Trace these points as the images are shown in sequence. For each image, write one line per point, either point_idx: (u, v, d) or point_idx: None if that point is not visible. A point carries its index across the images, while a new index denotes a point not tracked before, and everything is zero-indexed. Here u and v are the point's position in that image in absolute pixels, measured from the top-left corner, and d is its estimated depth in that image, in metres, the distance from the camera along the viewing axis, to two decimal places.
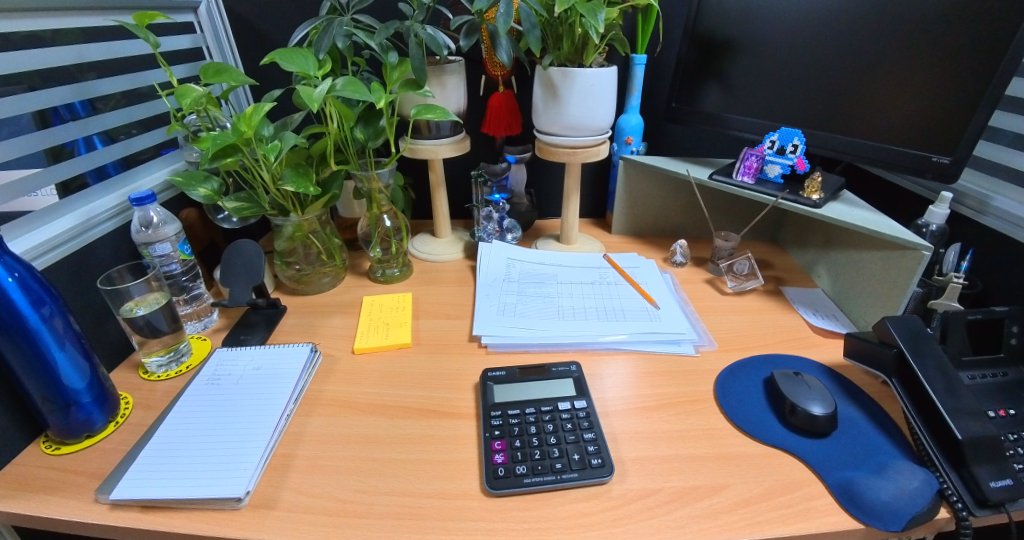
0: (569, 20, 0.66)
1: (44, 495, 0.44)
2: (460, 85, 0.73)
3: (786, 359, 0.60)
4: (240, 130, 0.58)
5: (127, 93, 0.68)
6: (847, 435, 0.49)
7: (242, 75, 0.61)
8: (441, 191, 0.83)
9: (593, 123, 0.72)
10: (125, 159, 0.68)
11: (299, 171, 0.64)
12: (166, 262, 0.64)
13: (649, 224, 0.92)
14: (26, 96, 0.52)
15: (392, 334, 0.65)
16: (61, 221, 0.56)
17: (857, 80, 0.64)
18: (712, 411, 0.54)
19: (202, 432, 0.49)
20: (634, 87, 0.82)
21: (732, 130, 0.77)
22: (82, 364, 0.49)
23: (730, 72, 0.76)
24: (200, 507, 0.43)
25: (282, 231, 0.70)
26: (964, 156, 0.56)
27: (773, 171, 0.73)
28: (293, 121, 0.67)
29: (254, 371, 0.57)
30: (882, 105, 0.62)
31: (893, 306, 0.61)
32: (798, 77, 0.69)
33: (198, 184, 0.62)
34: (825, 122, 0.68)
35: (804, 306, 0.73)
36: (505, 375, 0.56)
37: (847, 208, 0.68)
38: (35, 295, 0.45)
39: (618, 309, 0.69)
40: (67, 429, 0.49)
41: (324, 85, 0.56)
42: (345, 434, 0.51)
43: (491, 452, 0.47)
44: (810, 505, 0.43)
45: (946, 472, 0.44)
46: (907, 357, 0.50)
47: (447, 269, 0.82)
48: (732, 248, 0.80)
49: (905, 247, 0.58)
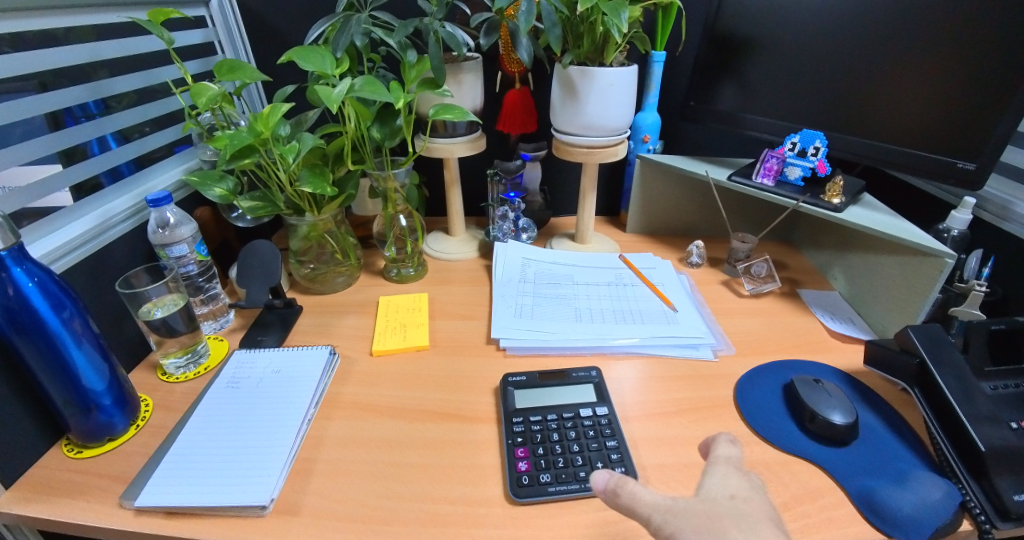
0: (590, 18, 0.64)
1: (69, 499, 0.45)
2: (476, 83, 0.72)
3: (805, 365, 0.60)
4: (257, 131, 0.57)
5: (140, 91, 0.67)
6: (867, 443, 0.50)
7: (257, 72, 0.61)
8: (456, 189, 0.83)
9: (611, 123, 0.71)
10: (140, 158, 0.67)
11: (316, 172, 0.63)
12: (182, 263, 0.63)
13: (664, 223, 0.91)
14: (39, 97, 0.51)
15: (410, 335, 0.65)
16: (78, 222, 0.56)
17: (879, 83, 0.62)
18: (732, 417, 0.54)
19: (225, 435, 0.49)
20: (651, 85, 0.81)
21: (749, 130, 0.77)
22: (101, 364, 0.49)
23: (750, 71, 0.75)
24: (225, 514, 0.43)
25: (297, 231, 0.70)
26: (990, 162, 0.55)
27: (793, 174, 0.72)
28: (307, 119, 0.66)
29: (273, 374, 0.57)
30: (904, 110, 0.61)
31: (913, 312, 0.61)
32: (819, 78, 0.68)
33: (213, 184, 0.61)
34: (847, 125, 0.67)
35: (821, 309, 0.72)
36: (525, 380, 0.56)
37: (868, 212, 0.67)
38: (55, 298, 0.45)
39: (635, 311, 0.69)
40: (89, 432, 0.49)
41: (343, 85, 0.55)
42: (366, 438, 0.51)
43: (514, 459, 0.47)
44: (831, 514, 0.43)
45: (967, 483, 0.44)
46: (929, 366, 0.50)
47: (462, 268, 0.82)
48: (748, 250, 0.80)
49: (925, 254, 0.58)
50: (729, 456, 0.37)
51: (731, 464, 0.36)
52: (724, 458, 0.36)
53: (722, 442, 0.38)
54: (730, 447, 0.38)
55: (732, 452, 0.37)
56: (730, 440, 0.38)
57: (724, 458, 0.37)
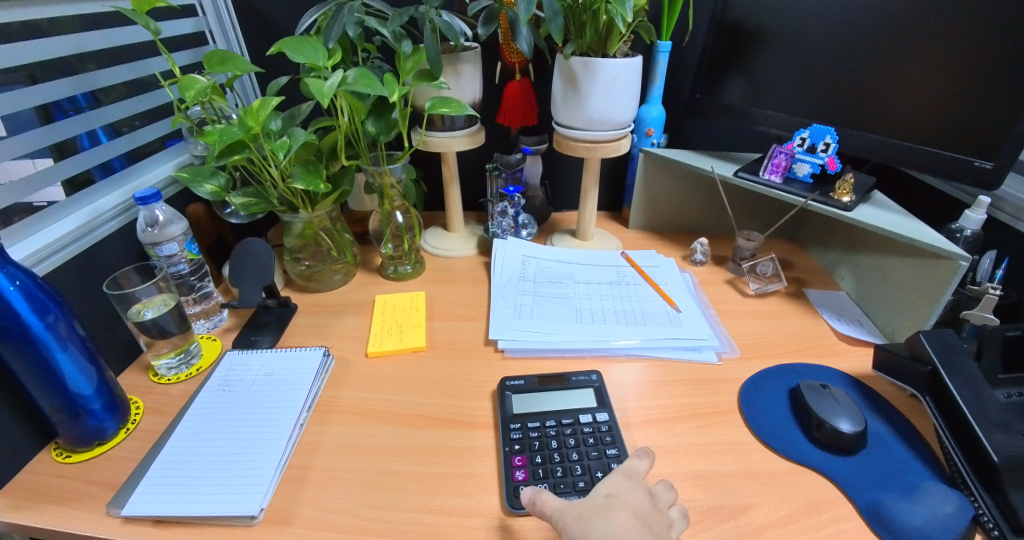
0: (593, 7, 0.62)
1: (56, 507, 0.44)
2: (475, 75, 0.69)
3: (812, 370, 0.59)
4: (247, 125, 0.55)
5: (129, 84, 0.65)
6: (876, 453, 0.48)
7: (248, 64, 0.59)
8: (453, 187, 0.81)
9: (615, 117, 0.69)
10: (130, 153, 0.65)
11: (309, 168, 0.61)
12: (172, 262, 0.62)
13: (668, 220, 0.88)
14: (27, 91, 0.50)
15: (407, 336, 0.64)
16: (66, 221, 0.54)
17: (894, 76, 0.60)
18: (736, 424, 0.52)
19: (216, 442, 0.48)
20: (656, 76, 0.78)
21: (758, 124, 0.74)
22: (89, 368, 0.47)
23: (760, 63, 0.72)
24: (214, 523, 0.42)
25: (291, 228, 0.68)
26: (1008, 162, 0.53)
27: (802, 170, 0.70)
28: (301, 112, 0.64)
29: (266, 377, 0.56)
30: (919, 104, 0.59)
31: (923, 316, 0.59)
32: (831, 70, 0.65)
33: (204, 180, 0.59)
34: (859, 120, 0.64)
35: (828, 311, 0.70)
36: (523, 385, 0.55)
37: (878, 211, 0.65)
38: (39, 302, 0.43)
39: (637, 312, 0.68)
40: (78, 437, 0.48)
41: (335, 78, 0.53)
42: (361, 445, 0.50)
43: (512, 468, 0.46)
44: (839, 529, 0.41)
45: (980, 497, 0.43)
46: (941, 374, 0.49)
47: (461, 266, 0.80)
48: (754, 248, 0.77)
49: (938, 256, 0.56)
50: (633, 468, 0.42)
51: (628, 475, 0.41)
52: (622, 469, 0.42)
53: (631, 457, 0.43)
54: (635, 460, 0.43)
55: (638, 466, 0.42)
56: (642, 455, 0.43)
57: (626, 470, 0.42)
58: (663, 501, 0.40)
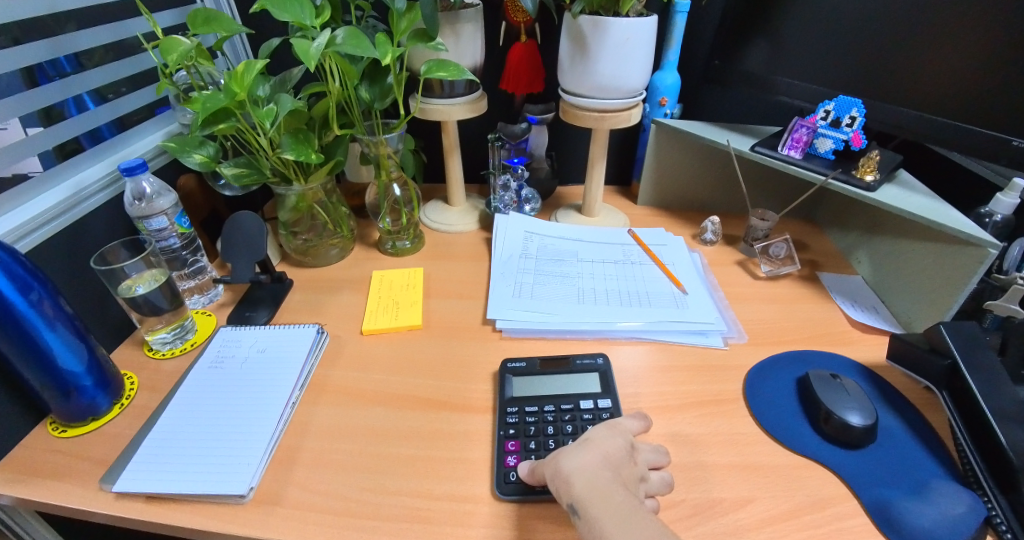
0: None
1: (50, 482, 0.44)
2: (476, 37, 0.65)
3: (822, 358, 0.56)
4: (233, 92, 0.52)
5: (111, 47, 0.61)
6: (886, 448, 0.46)
7: (235, 23, 0.55)
8: (455, 156, 0.78)
9: (626, 84, 0.64)
10: (117, 121, 0.63)
11: (299, 138, 0.58)
12: (163, 237, 0.60)
13: (678, 196, 0.84)
14: (6, 54, 0.47)
15: (402, 315, 0.62)
16: (49, 194, 0.53)
17: (934, 40, 0.54)
18: (739, 414, 0.50)
19: (207, 420, 0.48)
20: (673, 39, 0.73)
21: (780, 94, 0.69)
22: (78, 346, 0.47)
23: (788, 24, 0.66)
24: (203, 501, 0.42)
25: (285, 201, 0.65)
26: None
27: (823, 146, 0.66)
28: (292, 77, 0.61)
29: (258, 354, 0.55)
30: (958, 73, 0.53)
31: (943, 305, 0.55)
32: (865, 34, 0.59)
33: (192, 150, 0.57)
34: (891, 91, 0.59)
35: (842, 296, 0.67)
36: (525, 367, 0.53)
37: (904, 191, 0.60)
38: (21, 280, 0.42)
39: (642, 293, 0.65)
40: (71, 413, 0.48)
41: (322, 38, 0.49)
42: (352, 426, 0.49)
43: (504, 453, 0.44)
44: (842, 526, 0.40)
45: (994, 498, 0.40)
46: (960, 367, 0.46)
47: (461, 241, 0.78)
48: (768, 228, 0.74)
49: (964, 242, 0.52)
50: (624, 426, 0.44)
51: (616, 427, 0.43)
52: (613, 423, 0.44)
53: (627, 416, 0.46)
54: (629, 420, 0.45)
55: (630, 424, 0.45)
56: (639, 417, 0.46)
57: (614, 424, 0.44)
58: (647, 459, 0.42)
